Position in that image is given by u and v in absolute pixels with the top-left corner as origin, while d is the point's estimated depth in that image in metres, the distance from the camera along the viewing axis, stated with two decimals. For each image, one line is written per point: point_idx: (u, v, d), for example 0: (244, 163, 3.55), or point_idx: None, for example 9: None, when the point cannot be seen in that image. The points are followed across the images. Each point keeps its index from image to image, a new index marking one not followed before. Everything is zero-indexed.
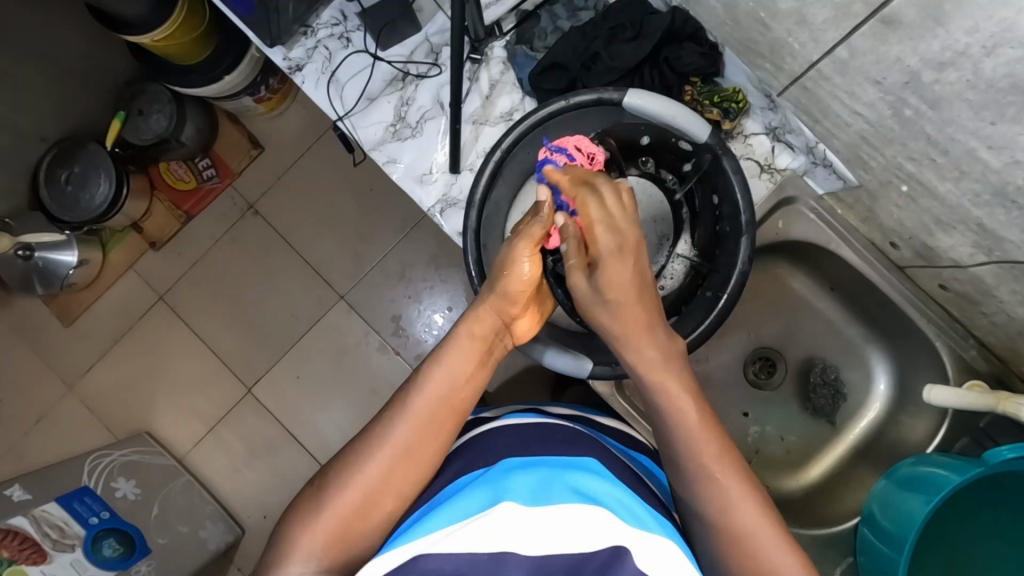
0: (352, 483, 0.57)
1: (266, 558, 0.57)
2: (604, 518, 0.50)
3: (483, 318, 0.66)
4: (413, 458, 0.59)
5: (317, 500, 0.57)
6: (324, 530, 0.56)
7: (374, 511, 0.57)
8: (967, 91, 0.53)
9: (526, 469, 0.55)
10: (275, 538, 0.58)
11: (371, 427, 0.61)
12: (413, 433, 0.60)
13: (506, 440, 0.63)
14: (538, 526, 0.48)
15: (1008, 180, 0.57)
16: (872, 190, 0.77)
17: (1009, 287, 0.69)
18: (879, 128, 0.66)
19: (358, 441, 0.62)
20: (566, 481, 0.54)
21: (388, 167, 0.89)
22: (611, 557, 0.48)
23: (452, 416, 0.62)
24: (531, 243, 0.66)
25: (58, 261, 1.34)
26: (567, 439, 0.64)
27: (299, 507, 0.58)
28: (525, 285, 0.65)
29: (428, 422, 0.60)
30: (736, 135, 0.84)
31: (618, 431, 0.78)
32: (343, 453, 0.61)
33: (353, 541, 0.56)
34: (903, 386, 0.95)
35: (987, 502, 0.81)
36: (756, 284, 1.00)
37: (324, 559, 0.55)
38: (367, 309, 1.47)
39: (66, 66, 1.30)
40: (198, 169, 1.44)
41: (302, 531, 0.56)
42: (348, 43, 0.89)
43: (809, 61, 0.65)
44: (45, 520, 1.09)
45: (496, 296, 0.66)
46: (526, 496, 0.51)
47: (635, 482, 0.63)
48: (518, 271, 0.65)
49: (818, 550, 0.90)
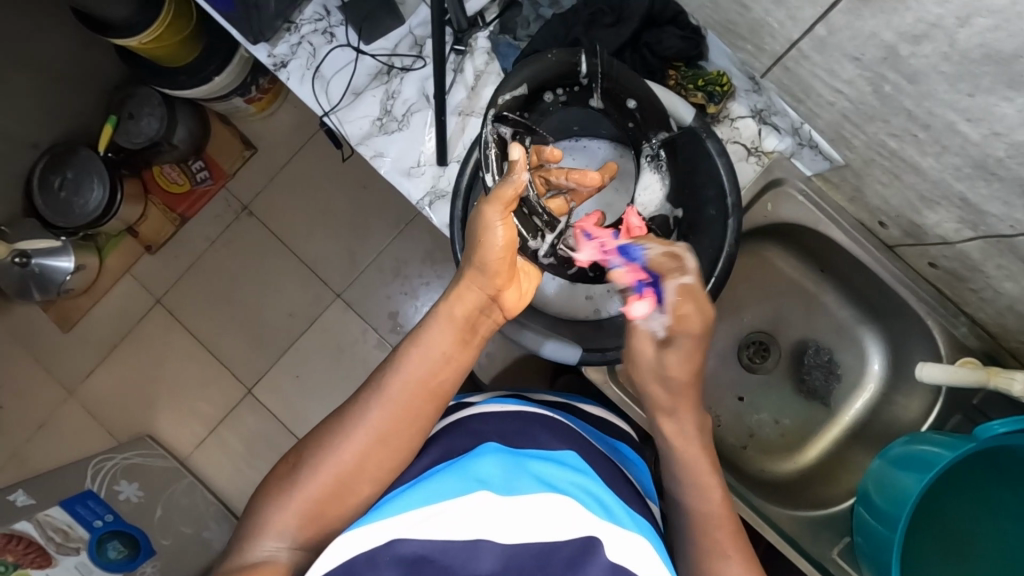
0: (322, 464, 0.58)
1: (241, 531, 0.59)
2: (574, 507, 0.52)
3: (464, 297, 0.64)
4: (388, 442, 0.59)
5: (290, 481, 0.58)
6: (295, 511, 0.56)
7: (349, 495, 0.58)
8: (943, 63, 0.53)
9: (500, 456, 0.57)
10: (250, 510, 0.59)
11: (349, 405, 0.61)
12: (391, 419, 0.60)
13: (485, 426, 0.64)
14: (510, 513, 0.50)
15: (988, 153, 0.57)
16: (857, 169, 0.77)
17: (996, 261, 0.69)
18: (860, 105, 0.66)
19: (332, 419, 0.62)
20: (535, 468, 0.56)
21: (376, 162, 0.89)
22: (583, 548, 0.49)
23: (424, 397, 0.61)
24: (503, 207, 0.62)
25: (55, 267, 1.35)
26: (545, 426, 0.65)
27: (274, 483, 0.59)
28: (502, 253, 0.63)
29: (400, 405, 0.60)
30: (722, 119, 0.83)
31: (599, 418, 0.78)
32: (320, 432, 0.61)
33: (326, 520, 0.57)
34: (896, 366, 0.95)
35: (988, 478, 0.81)
36: (747, 268, 1.00)
37: (296, 537, 0.56)
38: (365, 306, 1.47)
39: (52, 72, 1.30)
40: (191, 171, 1.46)
41: (273, 508, 0.57)
42: (332, 38, 0.89)
43: (788, 40, 0.65)
44: (48, 524, 1.11)
45: (475, 271, 0.64)
46: (498, 486, 0.53)
47: (614, 473, 0.64)
48: (493, 239, 0.62)
49: (816, 530, 0.90)
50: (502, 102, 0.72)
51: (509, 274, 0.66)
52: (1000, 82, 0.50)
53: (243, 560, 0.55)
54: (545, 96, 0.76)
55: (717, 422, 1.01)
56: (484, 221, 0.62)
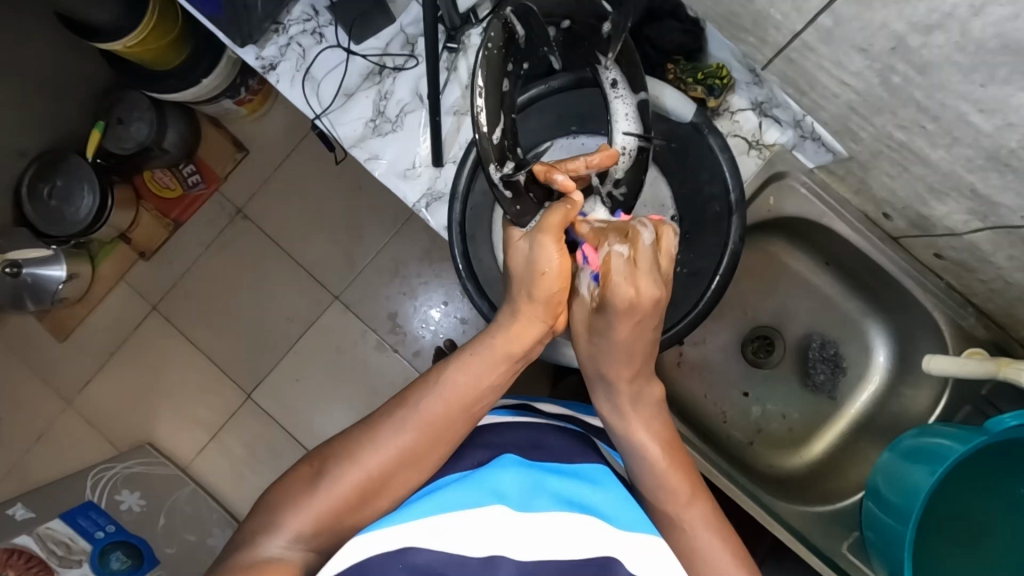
0: (347, 474, 0.56)
1: (247, 527, 0.56)
2: (595, 526, 0.52)
3: (520, 329, 0.62)
4: (421, 460, 0.58)
5: (309, 484, 0.56)
6: (313, 516, 0.54)
7: (367, 506, 0.57)
8: (956, 53, 0.51)
9: (520, 467, 0.56)
10: (261, 509, 0.57)
11: (383, 417, 0.60)
12: (424, 441, 0.58)
13: (497, 439, 0.63)
14: (528, 530, 0.50)
15: (1002, 144, 0.56)
16: (863, 161, 0.75)
17: (1007, 252, 0.68)
18: (868, 97, 0.64)
19: (359, 429, 0.60)
20: (555, 485, 0.55)
21: (370, 164, 0.87)
22: (603, 567, 0.49)
23: (463, 420, 0.60)
24: (557, 237, 0.61)
25: (47, 276, 1.32)
26: (560, 439, 0.64)
27: (292, 484, 0.57)
28: (561, 285, 0.61)
29: (440, 427, 0.59)
30: (722, 112, 0.81)
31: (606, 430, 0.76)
32: (348, 438, 0.59)
33: (340, 528, 0.56)
34: (903, 358, 0.94)
35: (1000, 470, 0.80)
36: (750, 262, 0.98)
37: (309, 543, 0.54)
38: (362, 308, 1.45)
39: (38, 79, 1.27)
40: (182, 175, 1.43)
41: (290, 509, 0.55)
42: (321, 38, 0.86)
43: (793, 31, 0.64)
44: (49, 537, 1.11)
45: (529, 299, 0.62)
46: (514, 500, 0.52)
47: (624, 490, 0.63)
48: (551, 271, 0.61)
49: (825, 526, 0.89)
50: (493, 143, 0.62)
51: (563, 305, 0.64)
52: (1017, 72, 0.49)
53: (249, 559, 0.52)
54: (503, 87, 0.63)
55: (723, 418, 1.00)
56: (544, 251, 0.60)
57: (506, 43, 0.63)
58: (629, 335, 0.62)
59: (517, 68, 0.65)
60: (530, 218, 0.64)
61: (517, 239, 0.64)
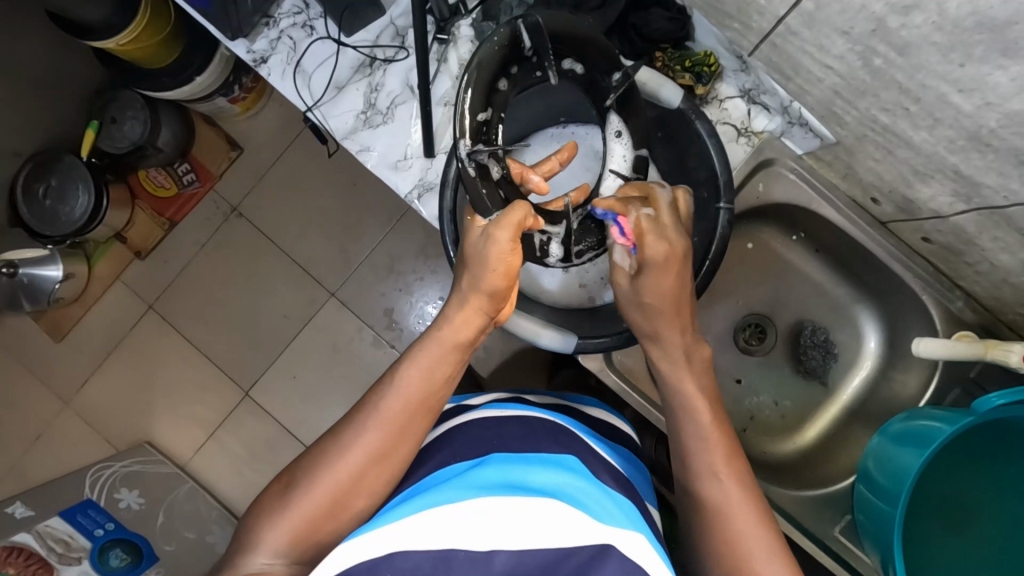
0: (317, 484, 0.58)
1: (236, 544, 0.58)
2: (580, 515, 0.52)
3: (468, 319, 0.65)
4: (385, 458, 0.60)
5: (283, 497, 0.58)
6: (290, 528, 0.56)
7: (344, 511, 0.58)
8: (934, 33, 0.52)
9: (506, 465, 0.57)
10: (244, 526, 0.59)
11: (344, 425, 0.62)
12: (385, 438, 0.60)
13: (485, 433, 0.64)
14: (516, 519, 0.50)
15: (982, 124, 0.57)
16: (850, 146, 0.76)
17: (991, 233, 0.69)
18: (851, 80, 0.65)
19: (324, 441, 0.62)
20: (540, 476, 0.56)
21: (361, 156, 0.87)
22: (594, 555, 0.49)
23: (421, 412, 0.62)
24: (511, 234, 0.62)
25: (43, 276, 1.33)
26: (548, 430, 0.65)
27: (267, 502, 0.59)
28: (506, 276, 0.63)
29: (399, 422, 0.61)
30: (710, 100, 0.81)
31: (601, 422, 0.78)
32: (315, 449, 0.62)
33: (320, 537, 0.57)
34: (893, 343, 0.95)
35: (989, 451, 0.81)
36: (742, 251, 0.99)
37: (291, 554, 0.56)
38: (359, 305, 1.46)
39: (31, 78, 1.27)
40: (177, 174, 1.43)
41: (267, 526, 0.57)
42: (311, 31, 0.87)
43: (776, 16, 0.64)
44: (49, 535, 1.12)
45: (476, 293, 0.65)
46: (499, 491, 0.53)
47: (615, 478, 0.64)
48: (497, 265, 0.63)
49: (818, 511, 0.90)
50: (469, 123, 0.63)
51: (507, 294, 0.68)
52: (993, 50, 0.49)
53: (237, 573, 0.55)
54: (499, 86, 0.64)
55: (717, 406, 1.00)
56: (494, 247, 0.62)
57: (511, 47, 0.64)
58: (668, 285, 0.68)
59: (520, 75, 0.66)
60: (492, 208, 0.65)
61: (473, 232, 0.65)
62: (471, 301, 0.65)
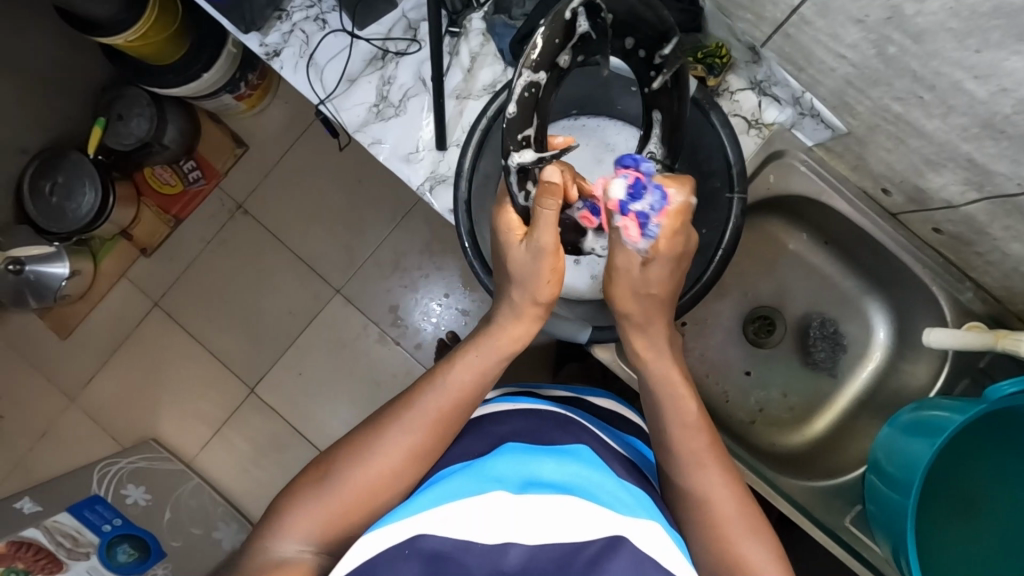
0: (357, 474, 0.59)
1: (261, 529, 0.59)
2: (595, 511, 0.52)
3: (516, 331, 0.67)
4: (427, 455, 0.61)
5: (318, 484, 0.59)
6: (325, 513, 0.57)
7: (378, 501, 0.59)
8: (950, 19, 0.52)
9: (519, 457, 0.57)
10: (271, 512, 0.59)
11: (388, 417, 0.63)
12: (430, 435, 0.61)
13: (499, 427, 0.64)
14: (531, 513, 0.51)
15: (996, 110, 0.57)
16: (861, 136, 0.77)
17: (1003, 222, 0.69)
18: (863, 69, 0.65)
19: (363, 431, 0.63)
20: (554, 470, 0.56)
21: (374, 149, 0.88)
22: (607, 548, 0.49)
23: (464, 412, 0.64)
24: (553, 244, 0.62)
25: (50, 273, 1.33)
26: (561, 423, 0.65)
27: (301, 486, 0.59)
28: (552, 279, 0.65)
29: (444, 422, 0.62)
30: (722, 92, 0.82)
31: (613, 413, 0.78)
32: (353, 439, 0.62)
33: (348, 526, 0.58)
34: (902, 335, 0.95)
35: (1000, 441, 0.81)
36: (750, 243, 1.00)
37: (320, 541, 0.56)
38: (365, 301, 1.46)
39: (39, 74, 1.27)
40: (183, 172, 1.44)
41: (300, 511, 0.57)
42: (324, 25, 0.87)
43: (790, 6, 0.65)
44: (56, 530, 1.11)
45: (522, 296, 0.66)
46: (513, 485, 0.53)
47: (628, 470, 0.64)
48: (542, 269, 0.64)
49: (828, 502, 0.90)
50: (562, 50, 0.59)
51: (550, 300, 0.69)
52: (1009, 36, 0.50)
53: (263, 560, 0.55)
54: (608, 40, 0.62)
55: (725, 398, 1.01)
56: (535, 243, 0.61)
57: (648, 43, 0.64)
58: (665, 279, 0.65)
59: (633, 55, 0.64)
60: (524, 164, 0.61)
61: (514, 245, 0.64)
62: (516, 305, 0.67)
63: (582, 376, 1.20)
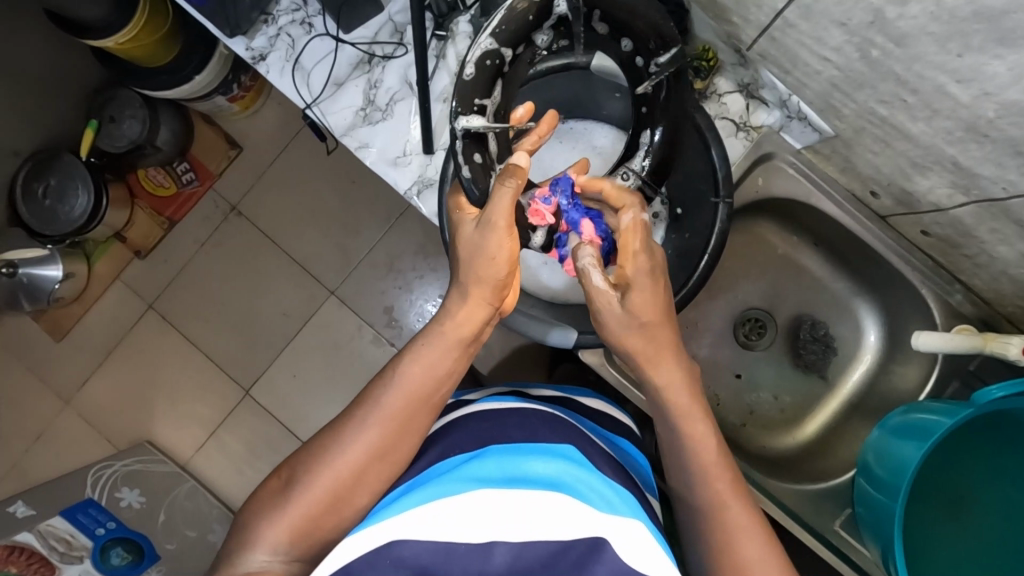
0: (318, 481, 0.57)
1: (232, 542, 0.58)
2: (579, 508, 0.52)
3: (471, 317, 0.64)
4: (386, 455, 0.59)
5: (282, 493, 0.58)
6: (289, 523, 0.56)
7: (345, 506, 0.58)
8: (931, 24, 0.52)
9: (504, 456, 0.57)
10: (242, 523, 0.59)
11: (345, 419, 0.61)
12: (386, 434, 0.59)
13: (482, 425, 0.64)
14: (514, 511, 0.51)
15: (979, 114, 0.57)
16: (848, 139, 0.76)
17: (989, 225, 0.69)
18: (849, 72, 0.65)
19: (324, 435, 0.61)
20: (538, 467, 0.56)
21: (361, 153, 0.87)
22: (591, 548, 0.49)
23: (421, 407, 0.61)
24: (506, 223, 0.61)
25: (42, 276, 1.32)
26: (547, 421, 0.65)
27: (267, 496, 0.59)
28: (506, 267, 0.62)
29: (400, 418, 0.60)
30: (709, 95, 0.82)
31: (598, 411, 0.78)
32: (312, 446, 0.61)
33: (320, 533, 0.57)
34: (894, 337, 0.95)
35: (992, 446, 0.81)
36: (741, 245, 0.99)
37: (289, 549, 0.56)
38: (359, 303, 1.46)
39: (30, 77, 1.27)
40: (176, 173, 1.44)
41: (267, 522, 0.56)
42: (310, 28, 0.87)
43: (774, 9, 0.64)
44: (50, 534, 1.12)
45: (477, 284, 0.63)
46: (498, 482, 0.53)
47: (613, 467, 0.64)
48: (493, 259, 0.62)
49: (817, 504, 0.90)
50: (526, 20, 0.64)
51: (509, 286, 0.66)
52: (990, 40, 0.49)
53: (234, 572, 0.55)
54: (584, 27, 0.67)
55: (717, 401, 1.00)
56: (487, 241, 0.61)
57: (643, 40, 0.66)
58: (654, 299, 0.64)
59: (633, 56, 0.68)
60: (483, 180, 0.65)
61: (466, 224, 0.64)
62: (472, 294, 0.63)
63: (575, 377, 1.20)
